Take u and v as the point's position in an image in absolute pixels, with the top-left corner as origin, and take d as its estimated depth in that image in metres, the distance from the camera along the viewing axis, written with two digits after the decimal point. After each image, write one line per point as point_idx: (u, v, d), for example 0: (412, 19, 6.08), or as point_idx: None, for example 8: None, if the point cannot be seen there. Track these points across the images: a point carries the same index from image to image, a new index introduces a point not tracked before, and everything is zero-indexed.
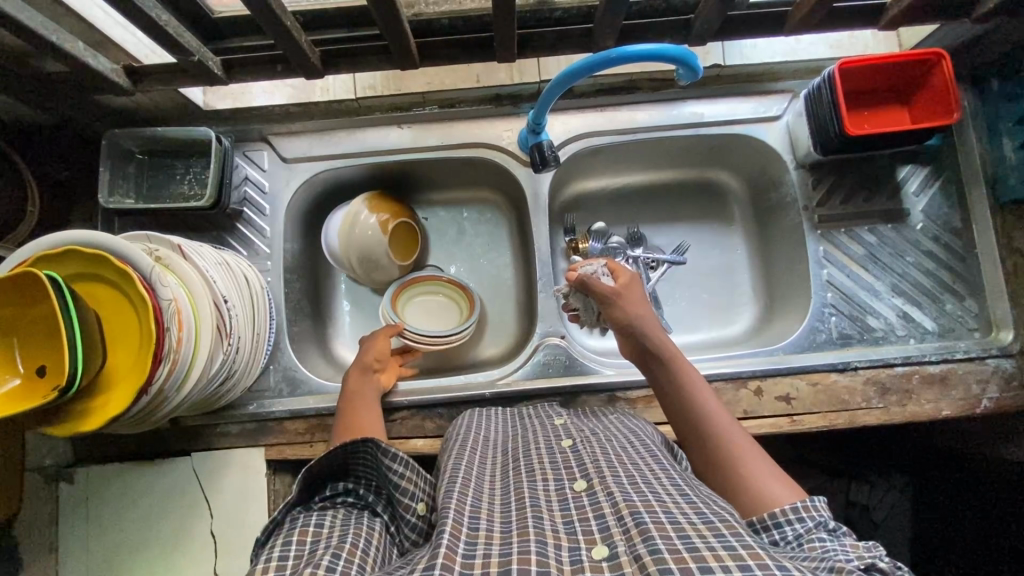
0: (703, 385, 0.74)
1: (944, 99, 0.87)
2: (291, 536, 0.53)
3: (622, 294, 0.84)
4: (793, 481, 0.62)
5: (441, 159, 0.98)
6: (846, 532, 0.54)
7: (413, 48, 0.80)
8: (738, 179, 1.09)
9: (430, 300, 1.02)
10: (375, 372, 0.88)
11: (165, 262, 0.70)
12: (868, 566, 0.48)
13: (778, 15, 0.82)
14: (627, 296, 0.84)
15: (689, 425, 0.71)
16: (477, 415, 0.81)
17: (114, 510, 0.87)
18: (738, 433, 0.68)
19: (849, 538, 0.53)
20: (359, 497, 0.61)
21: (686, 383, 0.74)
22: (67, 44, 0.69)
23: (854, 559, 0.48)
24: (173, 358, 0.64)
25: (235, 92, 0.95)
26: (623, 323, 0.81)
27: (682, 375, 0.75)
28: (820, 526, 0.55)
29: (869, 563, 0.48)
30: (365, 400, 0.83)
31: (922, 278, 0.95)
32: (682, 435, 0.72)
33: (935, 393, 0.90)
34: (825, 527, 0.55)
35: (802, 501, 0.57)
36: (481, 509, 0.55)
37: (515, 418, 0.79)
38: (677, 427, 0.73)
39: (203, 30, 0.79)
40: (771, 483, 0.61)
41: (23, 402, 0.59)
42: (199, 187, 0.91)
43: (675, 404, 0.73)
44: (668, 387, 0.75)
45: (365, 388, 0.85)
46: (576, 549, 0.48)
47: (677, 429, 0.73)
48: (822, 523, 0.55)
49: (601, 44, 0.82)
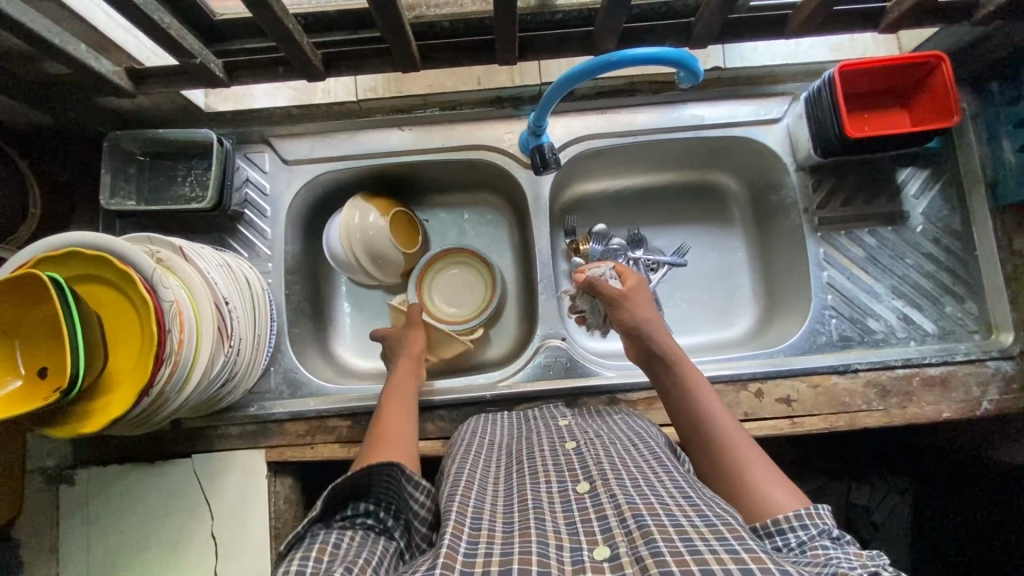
0: (707, 386, 0.75)
1: (944, 102, 0.86)
2: (310, 552, 0.53)
3: (629, 296, 0.85)
4: (795, 486, 0.62)
5: (442, 161, 0.98)
6: (849, 540, 0.55)
7: (415, 51, 0.80)
8: (738, 181, 1.09)
9: (445, 286, 1.05)
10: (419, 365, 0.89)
11: (166, 263, 0.71)
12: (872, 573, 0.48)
13: (778, 18, 0.82)
14: (633, 298, 0.85)
15: (693, 427, 0.71)
16: (484, 419, 0.81)
17: (115, 512, 0.87)
18: (740, 432, 0.69)
19: (852, 547, 0.53)
20: (379, 521, 0.60)
21: (690, 387, 0.74)
22: (70, 46, 0.69)
23: (858, 566, 0.48)
24: (175, 359, 0.64)
25: (236, 94, 0.95)
26: (630, 325, 0.82)
27: (684, 377, 0.76)
28: (823, 534, 0.55)
29: (873, 570, 0.48)
30: (407, 388, 0.82)
31: (923, 280, 0.95)
32: (685, 437, 0.72)
33: (935, 395, 0.90)
34: (829, 535, 0.55)
35: (806, 508, 0.57)
36: (484, 512, 0.55)
37: (518, 420, 0.79)
38: (680, 429, 0.73)
39: (206, 32, 0.79)
40: (773, 486, 0.61)
41: (25, 404, 0.59)
42: (200, 188, 0.91)
43: (678, 407, 0.74)
44: (672, 389, 0.76)
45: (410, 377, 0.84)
46: (577, 550, 0.48)
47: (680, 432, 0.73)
48: (826, 531, 0.55)
49: (603, 47, 0.82)
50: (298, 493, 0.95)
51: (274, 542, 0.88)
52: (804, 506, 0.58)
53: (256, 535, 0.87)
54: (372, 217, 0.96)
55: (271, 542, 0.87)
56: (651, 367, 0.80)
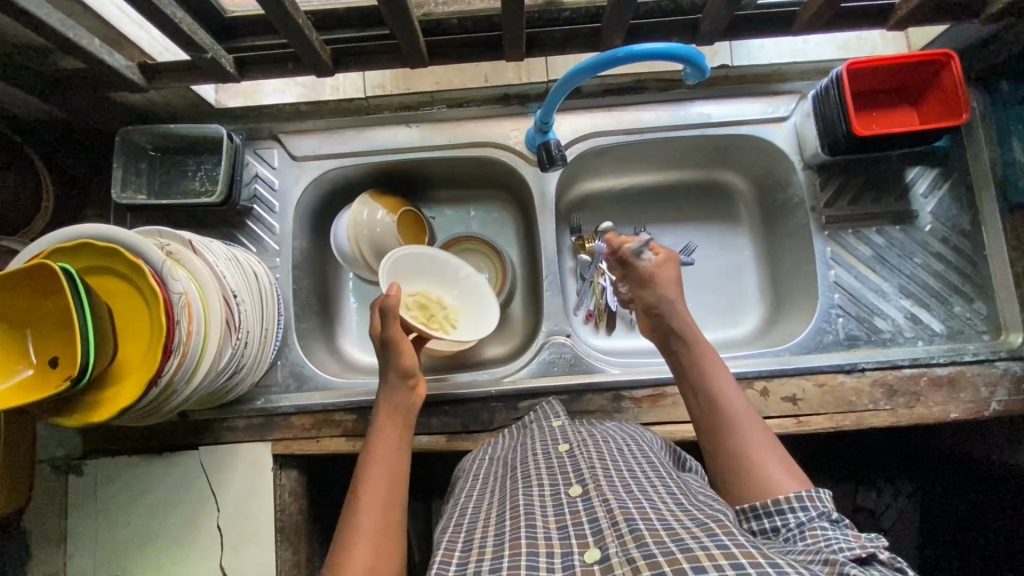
0: (726, 375, 0.73)
1: (953, 99, 0.86)
2: None
3: (653, 273, 0.80)
4: (796, 466, 0.64)
5: (449, 158, 0.99)
6: (848, 523, 0.56)
7: (422, 46, 0.80)
8: (746, 180, 1.09)
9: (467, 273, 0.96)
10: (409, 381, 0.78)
11: (176, 257, 0.71)
12: (868, 556, 0.50)
13: (786, 15, 0.82)
14: (660, 275, 0.80)
15: (707, 415, 0.70)
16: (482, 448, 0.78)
17: (121, 504, 0.88)
18: (760, 431, 0.67)
19: (851, 529, 0.55)
20: None
21: (712, 377, 0.73)
22: (84, 41, 0.70)
23: (854, 548, 0.50)
24: (182, 351, 0.65)
25: (246, 91, 0.96)
26: (650, 301, 0.80)
27: (703, 360, 0.75)
28: (822, 516, 0.57)
29: (869, 553, 0.50)
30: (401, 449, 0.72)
31: (931, 280, 0.95)
32: (699, 426, 0.71)
33: (943, 396, 0.89)
34: (827, 517, 0.57)
35: (806, 490, 0.59)
36: (478, 528, 0.55)
37: (516, 432, 0.79)
38: (697, 420, 0.72)
39: (216, 30, 0.80)
40: (779, 473, 0.62)
41: (32, 395, 0.60)
42: (210, 183, 0.92)
43: (696, 392, 0.73)
44: (691, 373, 0.75)
45: (404, 434, 0.75)
46: (568, 555, 0.48)
47: (696, 417, 0.72)
48: (825, 513, 0.57)
49: (610, 43, 0.83)
50: (304, 487, 0.95)
51: (279, 535, 0.88)
52: (805, 489, 0.60)
53: (261, 528, 0.87)
54: (381, 215, 0.97)
55: (276, 535, 0.88)
56: (670, 343, 0.78)
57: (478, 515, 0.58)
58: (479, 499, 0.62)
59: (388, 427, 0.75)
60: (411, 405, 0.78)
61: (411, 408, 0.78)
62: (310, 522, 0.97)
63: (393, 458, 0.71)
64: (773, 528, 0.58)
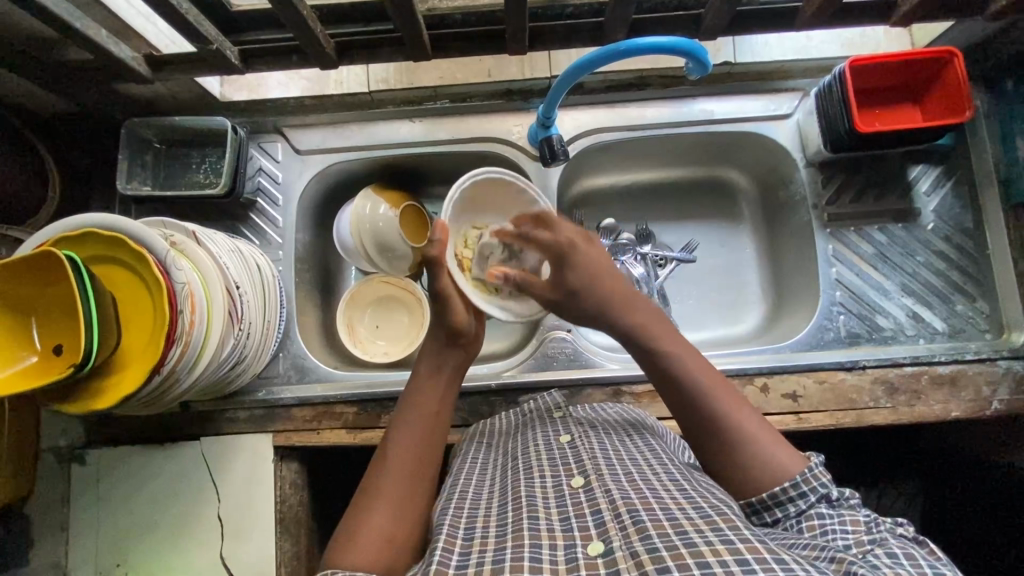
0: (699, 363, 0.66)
1: (957, 97, 0.86)
2: None
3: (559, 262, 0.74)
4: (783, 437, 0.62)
5: (452, 152, 0.99)
6: (844, 498, 0.57)
7: (426, 39, 0.81)
8: (748, 177, 1.09)
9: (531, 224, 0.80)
10: (456, 344, 0.73)
11: (180, 247, 0.71)
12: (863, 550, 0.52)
13: (789, 11, 0.82)
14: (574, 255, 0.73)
15: (696, 409, 0.63)
16: (482, 430, 0.79)
17: (125, 492, 0.89)
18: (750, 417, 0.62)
19: (848, 507, 0.56)
20: None
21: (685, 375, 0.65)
22: (89, 30, 0.71)
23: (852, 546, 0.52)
24: (185, 339, 0.66)
25: (248, 84, 0.99)
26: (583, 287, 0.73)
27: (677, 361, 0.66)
28: (822, 497, 0.57)
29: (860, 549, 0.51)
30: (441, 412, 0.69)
31: (933, 278, 0.95)
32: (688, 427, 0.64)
33: (944, 394, 0.89)
34: (827, 498, 0.57)
35: (802, 472, 0.58)
36: (478, 518, 0.55)
37: (514, 418, 0.78)
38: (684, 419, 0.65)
39: (223, 23, 0.80)
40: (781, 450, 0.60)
41: (39, 377, 0.61)
42: (214, 175, 0.92)
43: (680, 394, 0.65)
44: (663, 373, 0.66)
45: (444, 399, 0.71)
46: (570, 548, 0.49)
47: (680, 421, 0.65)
48: (825, 495, 0.57)
49: (612, 38, 0.83)
50: (304, 479, 0.96)
51: (279, 526, 0.89)
52: (804, 466, 0.59)
53: (260, 519, 0.88)
54: (383, 209, 0.97)
55: (275, 526, 0.88)
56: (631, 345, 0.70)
57: (480, 504, 0.58)
58: (481, 487, 0.62)
59: (427, 396, 0.70)
60: (460, 364, 0.74)
61: (458, 369, 0.74)
62: (309, 514, 0.97)
63: (430, 421, 0.67)
64: (774, 520, 0.59)
